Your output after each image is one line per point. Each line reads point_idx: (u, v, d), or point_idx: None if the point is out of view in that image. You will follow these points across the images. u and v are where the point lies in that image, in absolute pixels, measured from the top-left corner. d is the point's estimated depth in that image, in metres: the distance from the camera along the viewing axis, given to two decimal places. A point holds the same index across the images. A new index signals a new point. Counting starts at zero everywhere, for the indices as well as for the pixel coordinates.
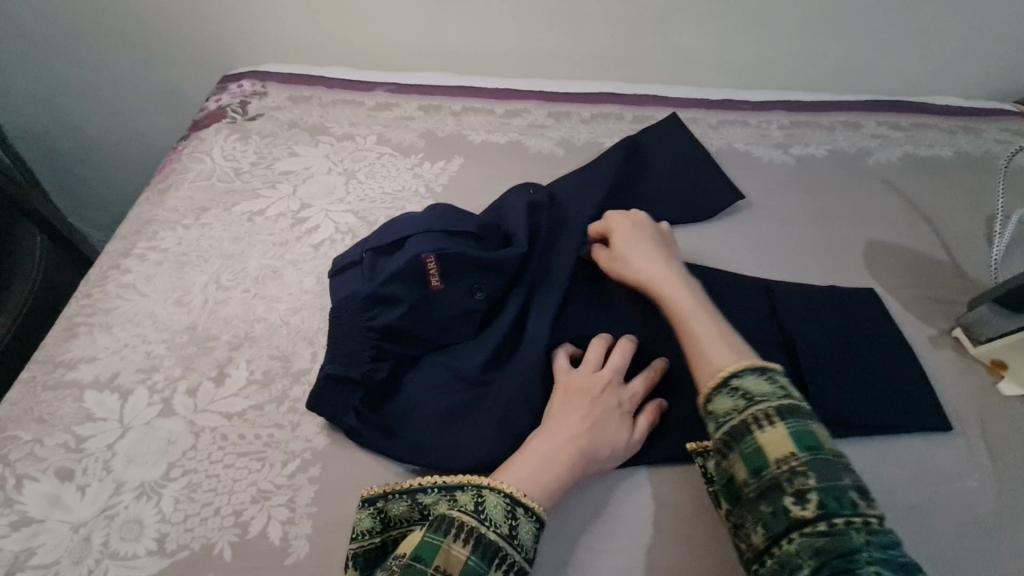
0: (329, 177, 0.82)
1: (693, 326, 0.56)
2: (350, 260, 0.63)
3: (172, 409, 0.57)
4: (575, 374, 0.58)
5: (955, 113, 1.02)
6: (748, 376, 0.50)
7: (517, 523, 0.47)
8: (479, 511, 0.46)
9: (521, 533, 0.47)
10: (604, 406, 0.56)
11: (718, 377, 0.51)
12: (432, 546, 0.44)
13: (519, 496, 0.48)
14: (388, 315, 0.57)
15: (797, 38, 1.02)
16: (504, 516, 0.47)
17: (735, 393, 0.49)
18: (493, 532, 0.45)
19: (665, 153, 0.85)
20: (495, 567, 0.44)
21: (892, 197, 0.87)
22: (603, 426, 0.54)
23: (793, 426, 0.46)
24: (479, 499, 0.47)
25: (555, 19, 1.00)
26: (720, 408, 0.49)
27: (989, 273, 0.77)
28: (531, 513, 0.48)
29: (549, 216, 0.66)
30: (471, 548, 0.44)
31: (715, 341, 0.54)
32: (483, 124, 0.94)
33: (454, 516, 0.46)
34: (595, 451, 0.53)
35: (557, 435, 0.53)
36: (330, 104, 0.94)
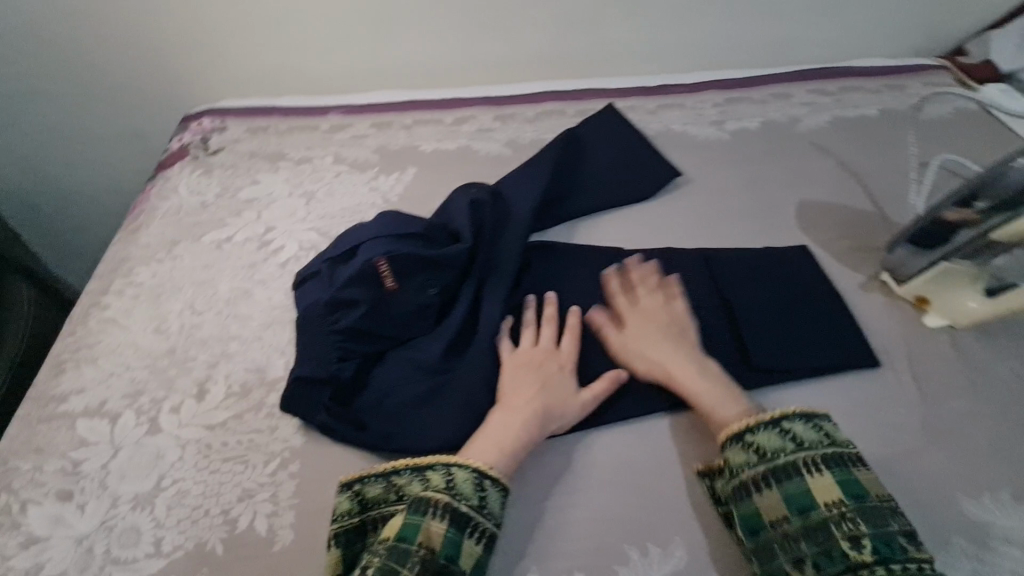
0: (291, 200, 0.87)
1: (710, 398, 0.59)
2: (310, 272, 0.68)
3: (159, 427, 0.62)
4: (517, 352, 0.63)
5: (879, 74, 1.08)
6: (796, 424, 0.54)
7: (486, 493, 0.52)
8: (451, 488, 0.51)
9: (490, 502, 0.52)
10: (550, 372, 0.62)
11: (736, 428, 0.55)
12: (415, 525, 0.49)
13: (484, 470, 0.53)
14: (349, 317, 0.62)
15: (722, 20, 1.08)
16: (474, 489, 0.52)
17: (784, 435, 0.54)
18: (465, 505, 0.50)
19: (603, 142, 0.90)
20: (469, 535, 0.49)
21: (821, 159, 0.92)
22: (551, 388, 0.60)
23: (840, 475, 0.51)
24: (449, 477, 0.52)
25: (492, 28, 1.05)
26: (771, 448, 0.53)
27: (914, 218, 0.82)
28: (498, 484, 0.52)
29: (493, 211, 0.72)
30: (448, 522, 0.49)
31: (730, 403, 0.58)
32: (433, 133, 0.99)
33: (429, 496, 0.51)
34: (550, 412, 0.59)
35: (511, 407, 0.58)
36: (287, 131, 0.99)
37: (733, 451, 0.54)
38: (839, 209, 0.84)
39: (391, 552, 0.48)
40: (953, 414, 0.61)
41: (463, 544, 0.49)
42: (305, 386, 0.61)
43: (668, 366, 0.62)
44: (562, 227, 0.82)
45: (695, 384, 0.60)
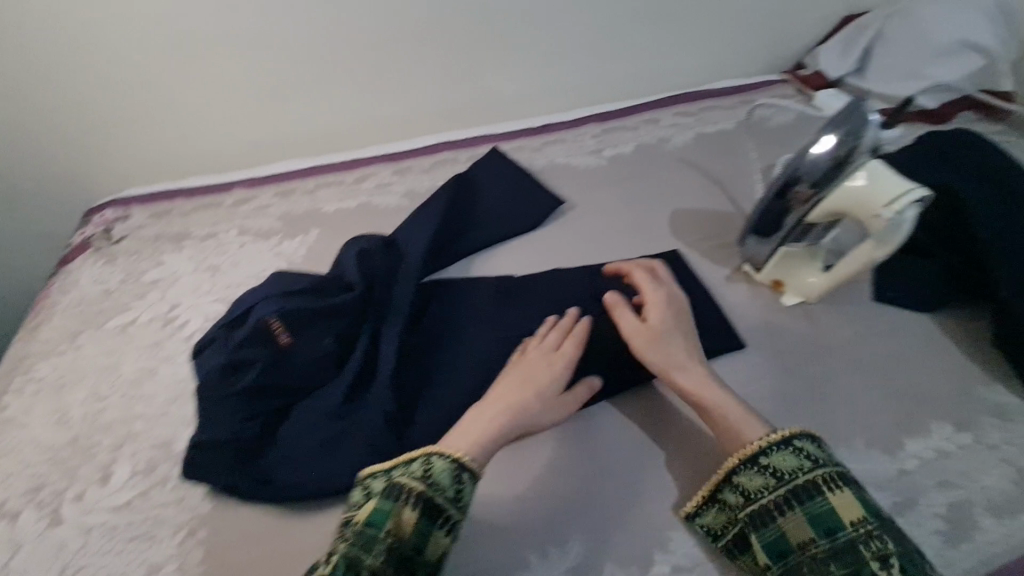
0: (196, 276, 0.90)
1: (735, 415, 0.59)
2: (207, 339, 0.69)
3: (61, 518, 0.62)
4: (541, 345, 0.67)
5: (733, 92, 1.22)
6: (775, 453, 0.54)
7: (462, 486, 0.54)
8: (429, 482, 0.53)
9: (464, 495, 0.54)
10: (552, 365, 0.64)
11: (747, 453, 0.55)
12: (384, 512, 0.51)
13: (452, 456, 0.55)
14: (247, 377, 0.64)
15: (590, 61, 1.20)
16: (450, 481, 0.54)
17: (764, 471, 0.54)
18: (440, 496, 0.53)
19: (491, 182, 0.98)
20: (440, 524, 0.52)
21: (688, 172, 1.02)
22: (544, 378, 0.63)
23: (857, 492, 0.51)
24: (427, 470, 0.54)
25: (382, 93, 1.14)
26: (752, 486, 0.54)
27: None
28: (473, 476, 0.55)
29: (382, 259, 0.77)
30: (419, 512, 0.51)
31: (750, 420, 0.58)
32: (335, 195, 1.04)
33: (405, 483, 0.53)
34: (535, 403, 0.61)
35: (501, 393, 0.62)
36: (192, 211, 1.03)
37: (751, 475, 0.55)
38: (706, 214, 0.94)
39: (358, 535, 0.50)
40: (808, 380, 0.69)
41: (431, 535, 0.52)
42: (206, 452, 0.63)
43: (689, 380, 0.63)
44: (459, 264, 0.87)
45: (714, 397, 0.61)
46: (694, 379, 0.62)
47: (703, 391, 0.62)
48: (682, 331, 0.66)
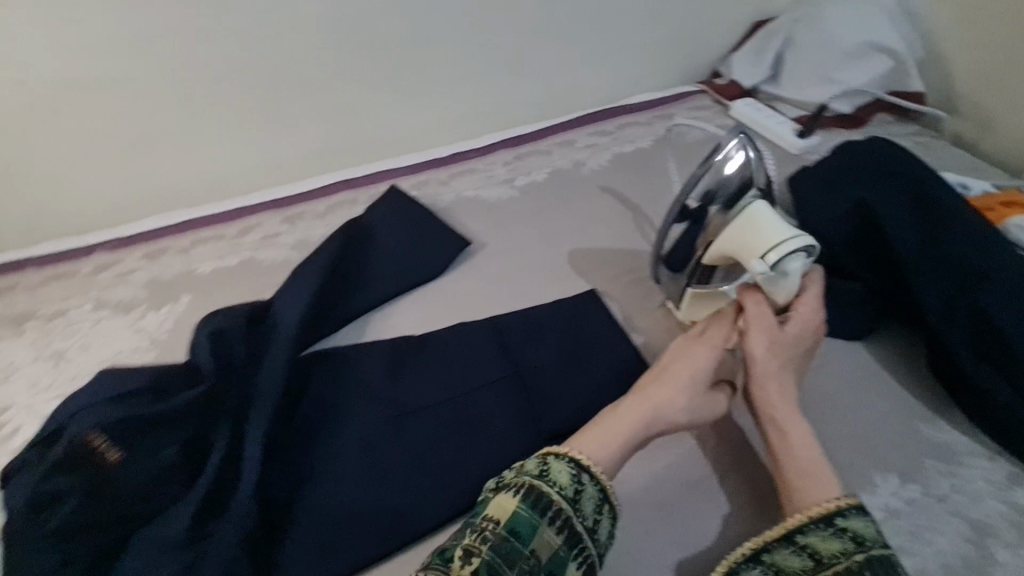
0: (35, 366, 0.75)
1: (810, 460, 0.54)
2: (11, 465, 0.54)
3: None
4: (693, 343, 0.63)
5: (649, 108, 1.17)
6: (853, 517, 0.49)
7: (601, 519, 0.50)
8: (574, 499, 0.49)
9: (601, 531, 0.49)
10: (692, 357, 0.60)
11: (823, 509, 0.50)
12: (529, 522, 0.47)
13: (583, 460, 0.52)
14: (57, 515, 0.51)
15: (497, 82, 1.13)
16: (595, 508, 0.50)
17: (842, 534, 0.48)
18: (581, 523, 0.48)
19: (389, 223, 0.87)
20: (574, 557, 0.47)
21: (604, 198, 0.96)
22: (707, 367, 0.59)
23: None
24: (576, 486, 0.50)
25: (267, 131, 1.02)
26: (825, 550, 0.47)
27: None
28: (612, 509, 0.51)
29: (244, 339, 0.64)
30: (563, 535, 0.47)
31: (826, 473, 0.53)
32: (214, 251, 0.91)
33: (537, 491, 0.48)
34: (670, 401, 0.57)
35: (662, 389, 0.58)
36: (40, 283, 0.88)
37: (822, 535, 0.49)
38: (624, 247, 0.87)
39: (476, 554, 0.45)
40: None
41: (568, 567, 0.47)
42: None
43: (772, 411, 0.58)
44: (353, 326, 0.77)
45: (796, 433, 0.56)
46: (778, 412, 0.57)
47: (787, 424, 0.57)
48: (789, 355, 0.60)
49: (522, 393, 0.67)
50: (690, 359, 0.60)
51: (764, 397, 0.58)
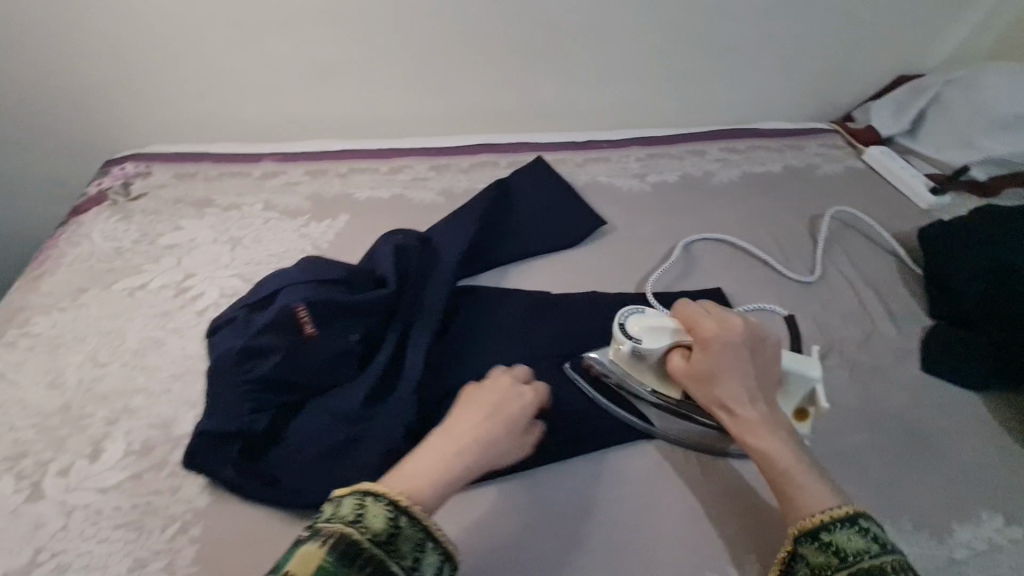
0: (215, 246, 0.85)
1: (788, 470, 0.52)
2: (226, 319, 0.66)
3: (41, 492, 0.56)
4: (516, 380, 0.60)
5: (782, 136, 1.19)
6: (840, 531, 0.48)
7: (425, 557, 0.44)
8: (391, 546, 0.42)
9: (427, 568, 0.43)
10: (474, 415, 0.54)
11: (804, 524, 0.49)
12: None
13: (406, 503, 0.45)
14: (262, 366, 0.61)
15: (643, 81, 1.17)
16: (413, 548, 0.43)
17: (826, 547, 0.48)
18: (400, 567, 0.42)
19: (532, 190, 0.93)
20: None
21: (731, 210, 1.00)
22: (521, 408, 0.56)
23: None
24: (393, 528, 0.43)
25: (427, 84, 1.10)
26: (814, 563, 0.48)
27: (810, 266, 0.90)
28: (439, 545, 0.45)
29: (418, 260, 0.72)
30: None
31: (808, 485, 0.51)
32: (369, 182, 1.00)
33: (347, 539, 0.41)
34: (499, 436, 0.53)
35: (459, 430, 0.52)
36: (217, 177, 0.98)
37: (809, 549, 0.49)
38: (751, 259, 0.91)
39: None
40: (854, 448, 0.67)
41: None
42: (210, 442, 0.58)
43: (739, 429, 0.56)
44: (493, 272, 0.83)
45: (772, 443, 0.54)
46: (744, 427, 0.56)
47: (755, 439, 0.55)
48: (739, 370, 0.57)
49: None
50: (477, 403, 0.55)
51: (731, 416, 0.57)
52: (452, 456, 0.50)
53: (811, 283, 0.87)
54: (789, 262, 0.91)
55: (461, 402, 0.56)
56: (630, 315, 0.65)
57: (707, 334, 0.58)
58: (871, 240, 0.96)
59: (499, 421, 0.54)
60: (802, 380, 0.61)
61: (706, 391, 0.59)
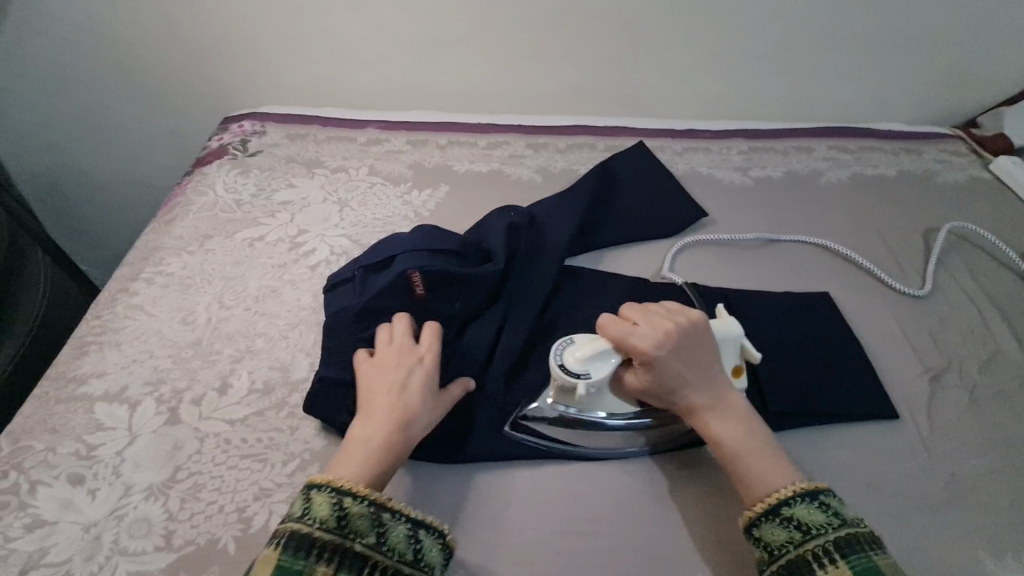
0: (325, 206, 0.89)
1: (748, 453, 0.55)
2: (344, 276, 0.70)
3: (179, 417, 0.61)
4: (409, 342, 0.61)
5: (902, 136, 1.10)
6: (798, 505, 0.51)
7: (385, 527, 0.49)
8: (343, 526, 0.47)
9: (390, 536, 0.49)
10: (381, 390, 0.57)
11: (761, 508, 0.52)
12: (293, 572, 0.45)
13: (349, 488, 0.50)
14: (379, 324, 0.64)
15: (751, 71, 1.12)
16: (371, 525, 0.48)
17: (788, 523, 0.50)
18: (360, 543, 0.47)
19: (633, 176, 0.92)
20: (365, 574, 0.47)
21: (838, 212, 0.95)
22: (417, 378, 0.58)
23: (854, 561, 0.47)
24: (341, 511, 0.48)
25: (528, 62, 1.09)
26: (773, 540, 0.50)
27: (922, 280, 0.85)
28: (399, 515, 0.50)
29: (527, 237, 0.76)
30: (337, 566, 0.46)
31: (769, 462, 0.54)
32: (467, 155, 1.00)
33: (298, 536, 0.46)
34: (401, 406, 0.55)
35: (368, 414, 0.55)
36: (325, 140, 1.01)
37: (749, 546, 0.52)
38: (859, 263, 0.86)
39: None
40: (970, 476, 0.63)
41: None
42: (329, 388, 0.61)
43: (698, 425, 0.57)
44: (590, 253, 0.84)
45: (726, 432, 0.56)
46: (702, 422, 0.57)
47: (715, 433, 0.57)
48: (685, 371, 0.57)
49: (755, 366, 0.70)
50: (382, 385, 0.57)
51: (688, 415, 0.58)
52: (384, 438, 0.53)
53: (923, 297, 0.82)
54: (898, 272, 0.86)
55: (363, 391, 0.58)
56: (565, 350, 0.59)
57: (641, 351, 0.57)
58: (997, 257, 0.89)
59: (410, 395, 0.57)
60: (730, 341, 0.62)
61: (656, 399, 0.59)
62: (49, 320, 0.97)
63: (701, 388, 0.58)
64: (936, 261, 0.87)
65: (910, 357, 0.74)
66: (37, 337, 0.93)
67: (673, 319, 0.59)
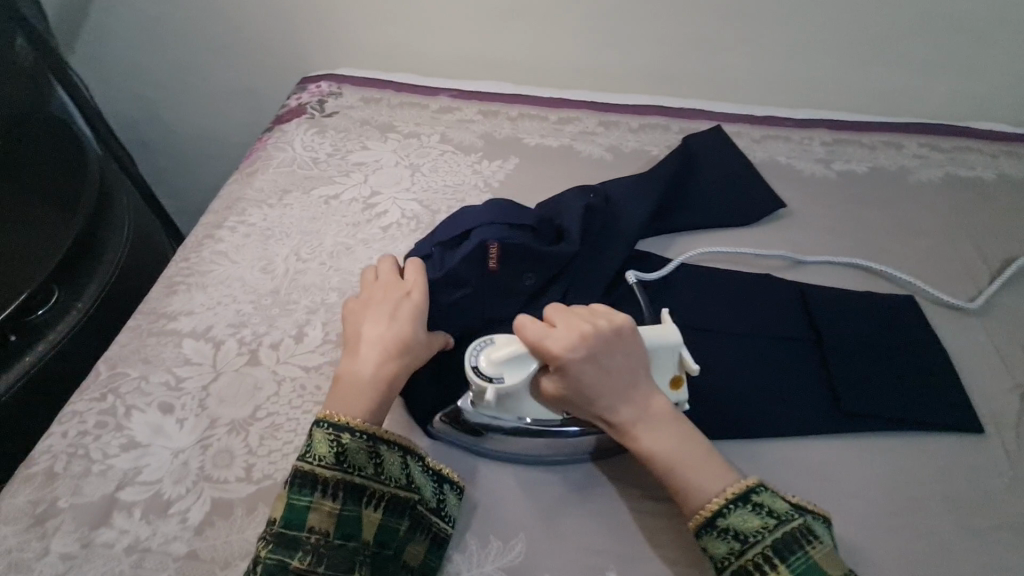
0: (397, 170, 0.90)
1: (681, 458, 0.52)
2: (416, 253, 0.68)
3: (259, 360, 0.64)
4: (403, 282, 0.60)
5: (1007, 137, 1.02)
6: (733, 511, 0.49)
7: (381, 459, 0.52)
8: (342, 462, 0.51)
9: (386, 466, 0.52)
10: (375, 323, 0.57)
11: (705, 516, 0.49)
12: (300, 510, 0.49)
13: (346, 423, 0.52)
14: (454, 295, 0.64)
15: (843, 58, 1.05)
16: (367, 458, 0.52)
17: (725, 534, 0.49)
18: (359, 476, 0.51)
19: (710, 160, 0.89)
20: (367, 503, 0.51)
21: (927, 214, 0.90)
22: (406, 311, 0.57)
23: (794, 565, 0.46)
24: (338, 448, 0.51)
25: (606, 36, 1.06)
26: (715, 553, 0.49)
27: (969, 297, 0.78)
28: (394, 447, 0.53)
29: (602, 218, 0.75)
30: (340, 500, 0.50)
31: (701, 466, 0.51)
32: (538, 129, 0.99)
33: (302, 475, 0.50)
34: (388, 339, 0.55)
35: (359, 346, 0.56)
36: (398, 105, 1.02)
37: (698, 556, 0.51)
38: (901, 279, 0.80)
39: (277, 538, 0.48)
40: None
41: (363, 513, 0.51)
42: None
43: (622, 432, 0.53)
44: (660, 237, 0.83)
45: (659, 439, 0.52)
46: (627, 428, 0.53)
47: (645, 440, 0.52)
48: (608, 373, 0.52)
49: (825, 366, 0.68)
50: (375, 318, 0.57)
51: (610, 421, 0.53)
52: (374, 368, 0.54)
53: (972, 310, 0.76)
54: (943, 285, 0.80)
55: (355, 324, 0.58)
56: (480, 353, 0.53)
57: (555, 356, 0.51)
58: None
59: (401, 329, 0.56)
60: (667, 351, 0.56)
61: (575, 406, 0.54)
62: (134, 258, 1.02)
63: (625, 394, 0.53)
64: (998, 284, 0.79)
65: (998, 372, 0.70)
66: (123, 273, 0.99)
67: (594, 322, 0.53)
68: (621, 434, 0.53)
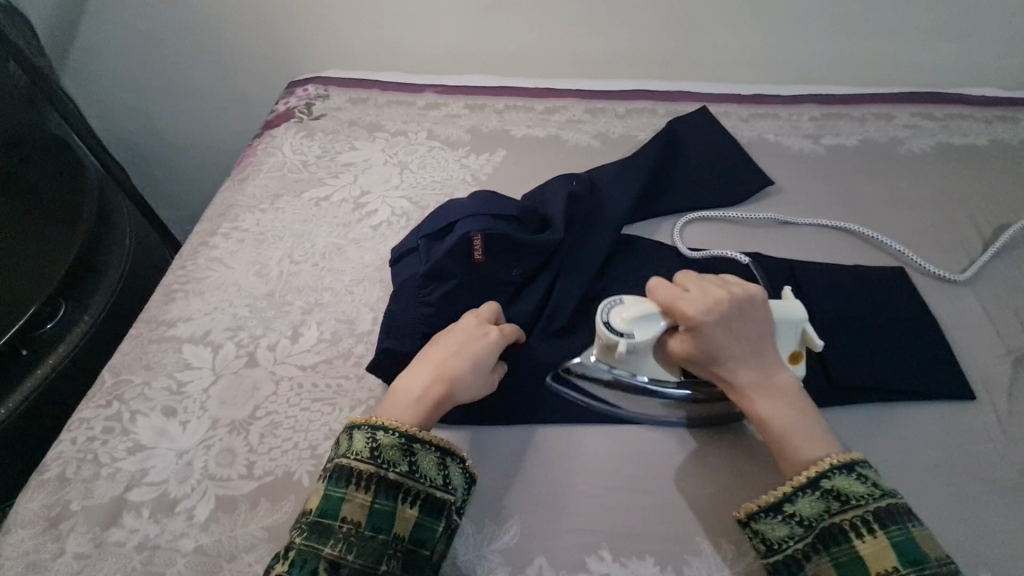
0: (385, 168, 0.91)
1: (793, 425, 0.53)
2: (407, 247, 0.71)
3: (257, 361, 0.66)
4: (485, 320, 0.62)
5: (999, 102, 1.00)
6: (801, 498, 0.50)
7: (415, 457, 0.52)
8: (376, 456, 0.51)
9: (420, 464, 0.52)
10: (443, 349, 0.58)
11: (810, 477, 0.50)
12: (337, 501, 0.50)
13: (383, 423, 0.53)
14: (442, 291, 0.65)
15: (829, 31, 1.04)
16: (402, 454, 0.52)
17: (827, 494, 0.49)
18: (393, 471, 0.51)
19: (696, 141, 0.89)
20: (399, 500, 0.50)
21: (917, 185, 0.89)
22: (473, 350, 0.58)
23: (895, 535, 0.46)
24: (373, 444, 0.52)
25: (588, 23, 1.06)
26: (809, 513, 0.49)
27: (960, 267, 0.78)
28: (429, 446, 0.53)
29: (587, 204, 0.75)
30: (373, 493, 0.50)
31: (813, 435, 0.52)
32: (525, 119, 1.00)
33: (342, 468, 0.51)
34: (446, 369, 0.56)
35: (421, 366, 0.57)
36: (385, 104, 1.03)
37: (773, 521, 0.50)
38: (891, 251, 0.80)
39: (313, 527, 0.49)
40: None
41: (396, 510, 0.50)
42: (393, 360, 0.63)
43: (737, 395, 0.55)
44: (650, 221, 0.83)
45: (772, 405, 0.53)
46: (744, 393, 0.54)
47: (761, 407, 0.54)
48: (739, 335, 0.54)
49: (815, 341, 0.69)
50: (446, 346, 0.58)
51: (731, 384, 0.55)
52: (422, 388, 0.55)
53: (960, 282, 0.76)
54: (934, 255, 0.80)
55: (430, 344, 0.60)
56: (612, 311, 0.57)
57: (688, 318, 0.54)
58: None
59: (462, 363, 0.57)
60: (790, 324, 0.58)
61: (697, 366, 0.57)
62: (136, 270, 1.05)
63: (747, 360, 0.55)
64: (992, 251, 0.79)
65: (990, 339, 0.70)
66: (125, 287, 1.01)
67: (727, 290, 0.56)
68: (736, 398, 0.55)
